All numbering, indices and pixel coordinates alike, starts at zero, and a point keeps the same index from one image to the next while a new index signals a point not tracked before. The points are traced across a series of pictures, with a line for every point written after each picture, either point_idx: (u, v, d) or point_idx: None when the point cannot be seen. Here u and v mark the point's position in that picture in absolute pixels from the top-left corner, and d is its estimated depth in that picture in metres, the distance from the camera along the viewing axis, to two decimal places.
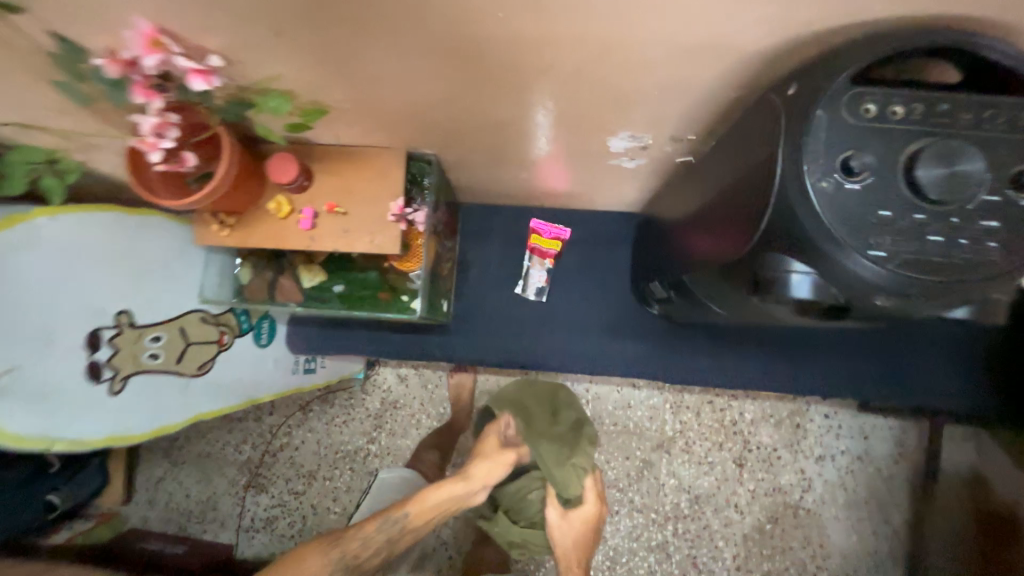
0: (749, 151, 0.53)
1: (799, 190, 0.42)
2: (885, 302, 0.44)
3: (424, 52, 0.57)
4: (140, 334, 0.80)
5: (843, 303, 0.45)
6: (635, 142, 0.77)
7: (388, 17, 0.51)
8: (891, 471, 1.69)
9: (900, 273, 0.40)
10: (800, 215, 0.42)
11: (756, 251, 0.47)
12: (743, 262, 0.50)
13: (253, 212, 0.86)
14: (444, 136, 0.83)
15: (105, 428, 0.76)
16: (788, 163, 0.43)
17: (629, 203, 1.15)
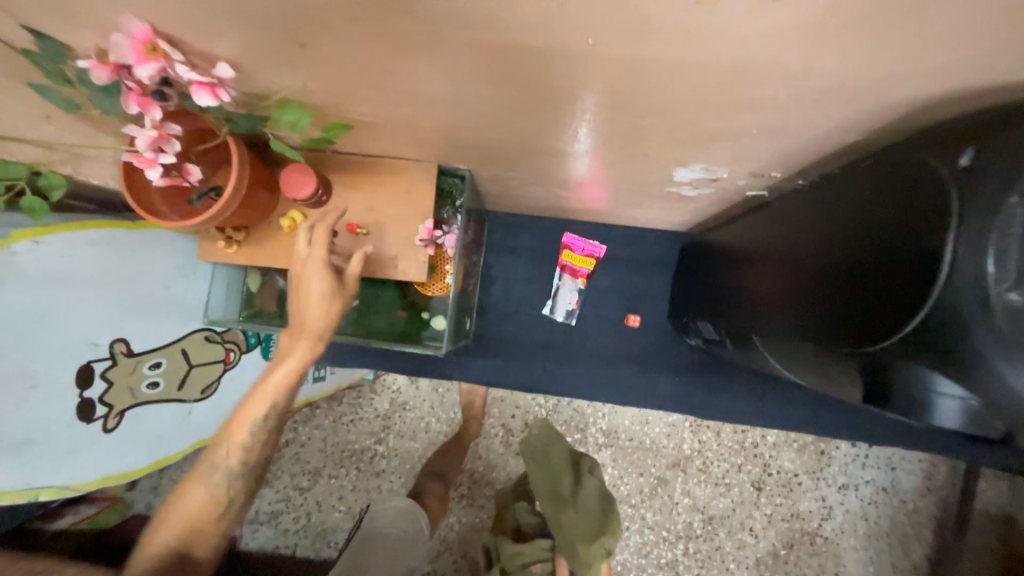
0: (872, 225, 0.44)
1: (974, 301, 0.34)
2: None
3: (480, 69, 0.47)
4: (136, 364, 0.73)
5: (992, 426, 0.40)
6: (707, 174, 0.68)
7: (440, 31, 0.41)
8: (916, 505, 1.61)
9: None
10: (972, 326, 0.35)
11: (915, 372, 0.38)
12: (878, 375, 0.41)
13: (264, 226, 0.76)
14: (483, 151, 0.73)
15: (99, 468, 0.73)
16: (963, 260, 0.35)
17: (675, 223, 1.04)
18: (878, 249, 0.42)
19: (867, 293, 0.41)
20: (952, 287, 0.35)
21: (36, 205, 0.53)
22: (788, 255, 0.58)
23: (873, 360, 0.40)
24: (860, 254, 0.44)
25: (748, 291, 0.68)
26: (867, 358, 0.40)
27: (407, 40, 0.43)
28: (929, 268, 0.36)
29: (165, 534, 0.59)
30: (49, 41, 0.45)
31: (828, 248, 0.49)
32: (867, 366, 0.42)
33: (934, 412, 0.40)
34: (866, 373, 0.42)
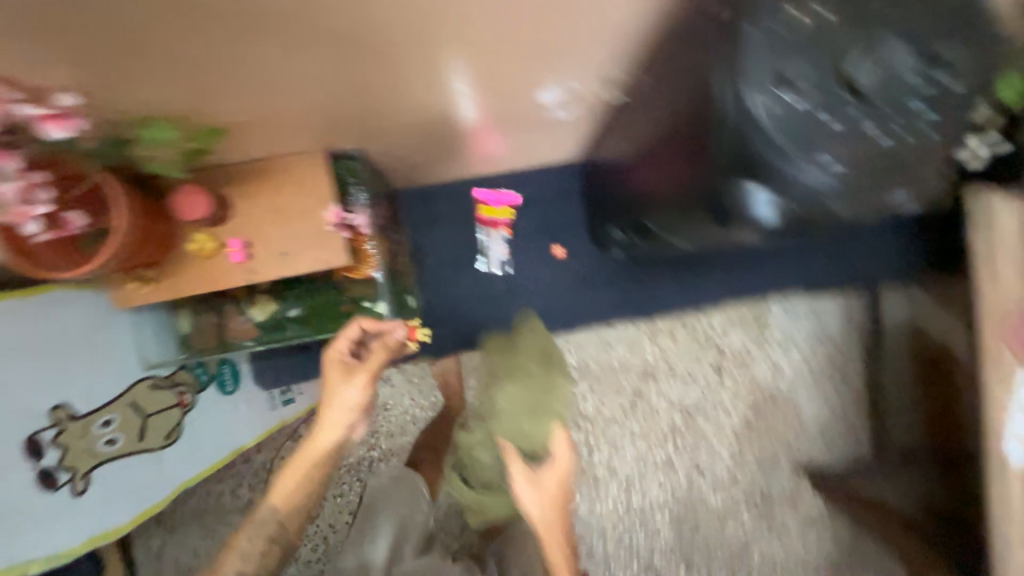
0: (683, 91, 0.55)
1: (742, 116, 0.46)
2: (836, 196, 0.50)
3: None
4: (85, 426, 0.85)
5: (802, 208, 0.51)
6: (566, 91, 0.75)
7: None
8: (851, 345, 1.77)
9: (838, 163, 0.48)
10: (748, 129, 0.46)
11: (726, 177, 0.49)
12: (709, 190, 0.52)
13: (176, 257, 0.76)
14: (366, 124, 0.77)
15: (86, 529, 0.85)
16: (726, 88, 0.46)
17: (569, 152, 1.13)
18: (691, 107, 0.52)
19: (696, 142, 0.52)
20: (734, 109, 0.47)
21: None
22: (648, 140, 0.67)
23: (713, 186, 0.51)
24: (684, 117, 0.55)
25: (638, 181, 0.75)
26: (708, 188, 0.51)
27: None
28: (721, 101, 0.47)
29: (260, 524, 0.77)
30: None
31: (667, 124, 0.60)
32: (708, 197, 0.53)
33: (760, 206, 0.50)
34: (715, 207, 0.53)
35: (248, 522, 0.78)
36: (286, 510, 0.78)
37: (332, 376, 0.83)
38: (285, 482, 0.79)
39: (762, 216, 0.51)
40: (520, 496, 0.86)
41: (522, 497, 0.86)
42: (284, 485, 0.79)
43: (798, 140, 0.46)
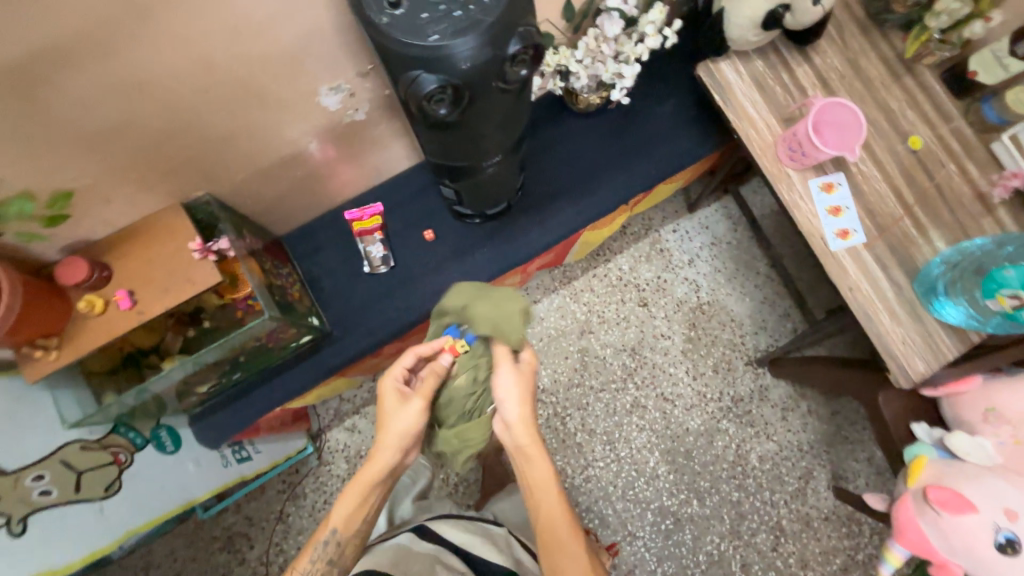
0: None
1: (376, 37, 0.65)
2: (472, 65, 0.65)
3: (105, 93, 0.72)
4: (18, 481, 1.02)
5: (458, 81, 0.66)
6: (341, 93, 0.97)
7: (47, 75, 0.67)
8: (736, 239, 2.08)
9: (454, 40, 0.63)
10: (384, 41, 0.64)
11: (397, 80, 0.67)
12: (402, 95, 0.70)
13: (73, 324, 0.91)
14: (201, 170, 0.96)
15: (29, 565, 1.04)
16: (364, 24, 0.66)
17: (405, 155, 1.35)
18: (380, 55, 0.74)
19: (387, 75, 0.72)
20: (373, 38, 0.66)
21: None
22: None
23: (402, 97, 0.71)
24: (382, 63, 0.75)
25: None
26: (400, 99, 0.71)
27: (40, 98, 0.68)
28: (369, 30, 0.65)
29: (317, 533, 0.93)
30: None
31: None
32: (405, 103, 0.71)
33: (421, 84, 0.65)
34: (414, 107, 0.70)
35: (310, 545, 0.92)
36: (345, 522, 0.93)
37: (390, 404, 0.95)
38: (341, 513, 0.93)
39: (436, 96, 0.66)
40: (501, 386, 0.91)
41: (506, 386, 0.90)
42: (345, 505, 0.93)
43: (416, 40, 0.63)
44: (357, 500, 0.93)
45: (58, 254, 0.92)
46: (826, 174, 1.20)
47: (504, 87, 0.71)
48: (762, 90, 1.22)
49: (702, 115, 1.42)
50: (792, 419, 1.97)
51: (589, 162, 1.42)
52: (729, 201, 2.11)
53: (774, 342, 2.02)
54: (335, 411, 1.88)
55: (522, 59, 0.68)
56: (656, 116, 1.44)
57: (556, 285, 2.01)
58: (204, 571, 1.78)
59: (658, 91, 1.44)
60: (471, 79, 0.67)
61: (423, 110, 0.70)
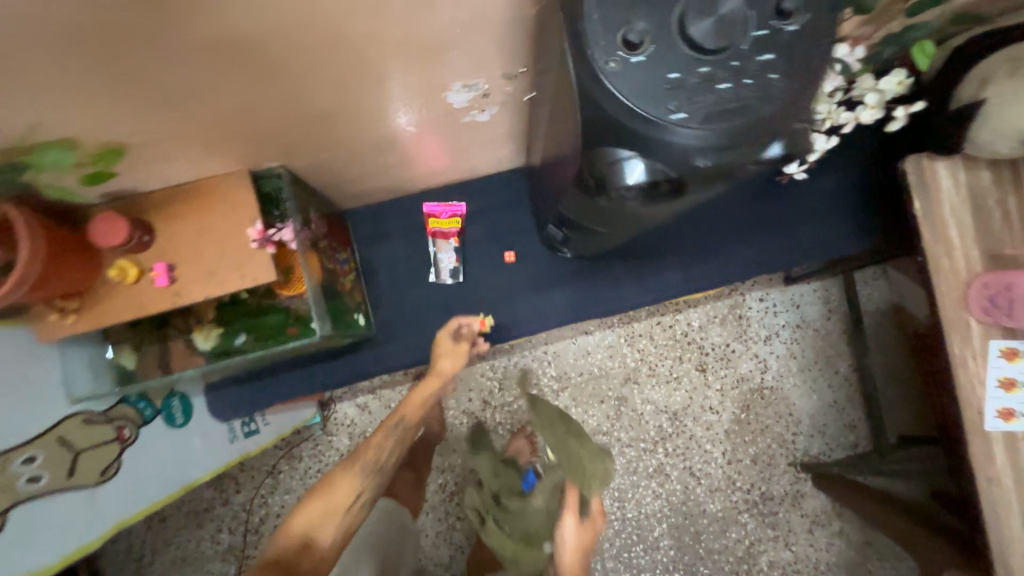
0: (557, 70, 0.53)
1: (585, 93, 0.43)
2: (709, 161, 0.44)
3: (187, 51, 0.52)
4: (5, 462, 0.74)
5: (677, 175, 0.46)
6: (474, 93, 0.76)
7: (125, 21, 0.46)
8: (825, 329, 1.83)
9: (703, 127, 0.42)
10: (598, 105, 0.43)
11: (588, 147, 0.47)
12: (582, 164, 0.50)
13: (97, 289, 0.76)
14: (283, 142, 0.77)
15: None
16: (570, 53, 0.44)
17: (509, 158, 1.13)
18: (562, 94, 0.52)
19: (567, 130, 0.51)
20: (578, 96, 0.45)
21: None
22: (553, 128, 0.66)
23: (584, 168, 0.50)
24: (561, 100, 0.54)
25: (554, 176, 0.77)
26: (580, 170, 0.51)
27: (99, 43, 0.48)
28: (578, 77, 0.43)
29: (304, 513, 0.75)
30: None
31: (557, 112, 0.60)
32: (582, 174, 0.51)
33: (622, 174, 0.47)
34: (599, 184, 0.50)
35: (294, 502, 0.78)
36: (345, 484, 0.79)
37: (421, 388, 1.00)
38: (341, 492, 0.78)
39: (635, 180, 0.48)
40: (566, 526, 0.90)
41: (567, 534, 0.89)
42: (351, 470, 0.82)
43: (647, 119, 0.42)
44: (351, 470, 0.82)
45: (96, 201, 0.75)
46: (1016, 339, 0.95)
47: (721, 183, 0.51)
48: (978, 213, 0.95)
49: (866, 206, 1.17)
50: (818, 534, 1.80)
51: (717, 222, 1.19)
52: (833, 284, 1.84)
53: (828, 451, 1.81)
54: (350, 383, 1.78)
55: (773, 160, 0.48)
56: (811, 192, 1.19)
57: (614, 322, 1.81)
58: (188, 499, 1.76)
59: (826, 161, 1.18)
60: (695, 175, 0.46)
61: (608, 189, 0.50)
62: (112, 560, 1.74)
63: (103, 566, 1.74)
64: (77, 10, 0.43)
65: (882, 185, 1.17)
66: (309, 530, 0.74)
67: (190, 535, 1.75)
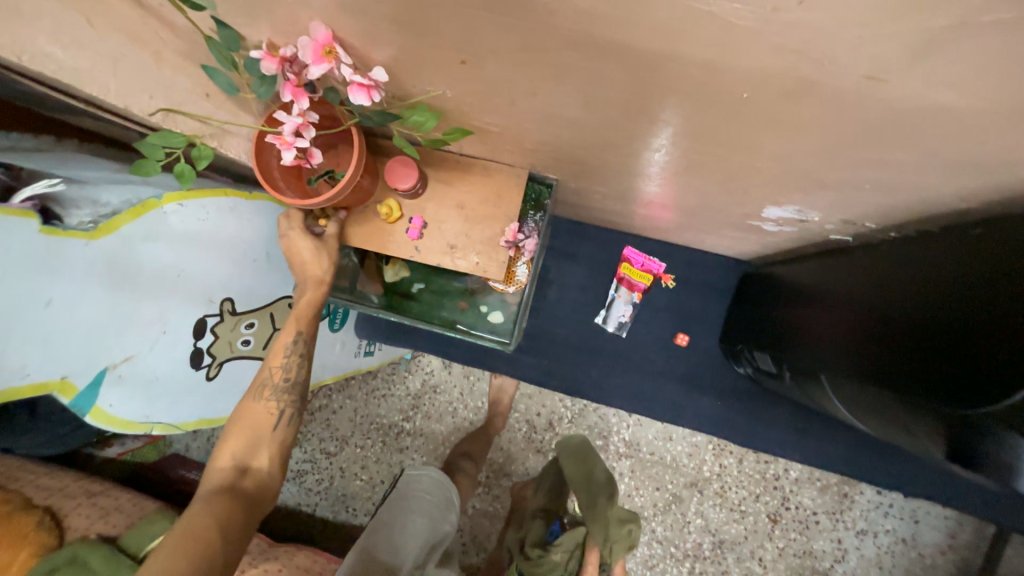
0: (957, 297, 0.49)
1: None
2: None
3: (615, 104, 0.51)
4: (238, 322, 0.76)
5: None
6: (797, 215, 0.70)
7: (601, 77, 0.46)
8: (934, 561, 1.60)
9: None
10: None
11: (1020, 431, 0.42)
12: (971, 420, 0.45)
13: (360, 212, 0.81)
14: (580, 166, 0.77)
15: (197, 412, 0.75)
16: None
17: (738, 251, 1.05)
18: (963, 322, 0.47)
19: (963, 366, 0.45)
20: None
21: (183, 172, 0.59)
22: (852, 304, 0.63)
23: (964, 416, 0.45)
24: (944, 318, 0.49)
25: (818, 327, 0.70)
26: (953, 413, 0.46)
27: (558, 76, 0.48)
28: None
29: (228, 446, 0.70)
30: (231, 29, 0.49)
31: (902, 309, 0.55)
32: (948, 413, 0.46)
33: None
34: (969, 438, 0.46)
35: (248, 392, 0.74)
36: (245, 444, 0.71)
37: (298, 241, 0.75)
38: (263, 410, 0.73)
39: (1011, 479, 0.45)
40: None
41: None
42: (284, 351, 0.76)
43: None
44: (267, 432, 0.72)
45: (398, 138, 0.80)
46: None
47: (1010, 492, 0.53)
48: None
49: None
50: None
51: None
52: (969, 523, 1.59)
53: None
54: None
55: None
56: None
57: None
58: None
59: None
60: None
61: (972, 450, 0.46)
62: None
63: None
64: (578, 59, 0.43)
65: None
66: (241, 459, 0.70)
67: None
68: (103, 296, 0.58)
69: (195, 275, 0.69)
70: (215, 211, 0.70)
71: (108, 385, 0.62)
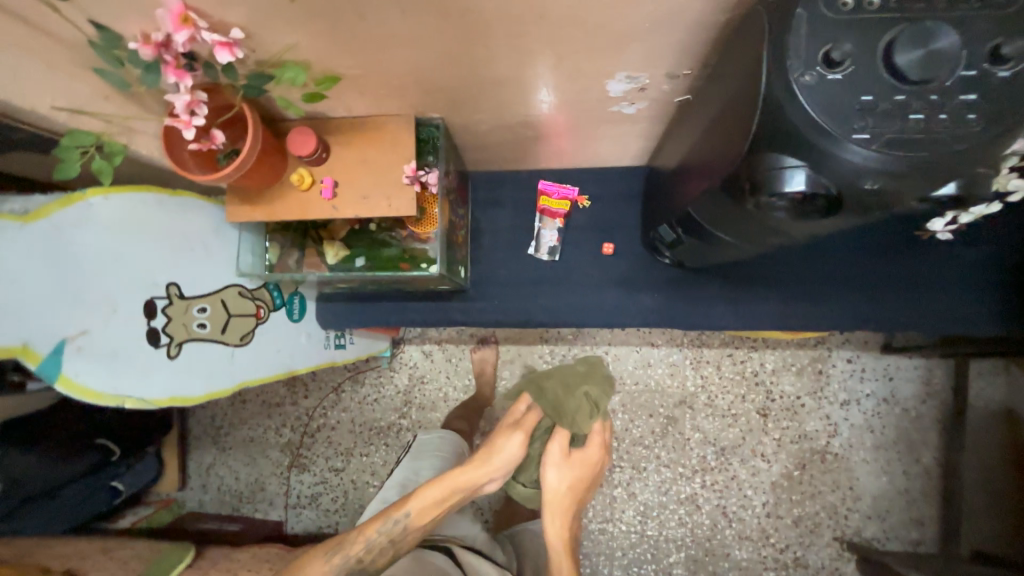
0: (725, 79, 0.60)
1: (795, 110, 0.45)
2: (874, 185, 0.47)
3: (430, 8, 0.61)
4: (187, 305, 0.88)
5: (833, 191, 0.48)
6: (634, 84, 0.80)
7: None
8: (917, 411, 1.68)
9: (878, 151, 0.44)
10: (797, 126, 0.46)
11: (752, 151, 0.49)
12: (736, 167, 0.53)
13: (277, 187, 0.91)
14: (453, 97, 0.87)
15: (168, 389, 0.83)
16: (771, 68, 0.46)
17: (633, 155, 1.16)
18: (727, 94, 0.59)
19: (739, 133, 0.53)
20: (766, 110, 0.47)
21: (102, 167, 0.69)
22: (699, 136, 0.73)
23: (747, 170, 0.51)
24: (741, 99, 0.53)
25: (689, 184, 0.79)
26: (743, 172, 0.52)
27: None
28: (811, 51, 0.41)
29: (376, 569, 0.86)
30: (108, 30, 0.60)
31: (711, 114, 0.66)
32: (741, 172, 0.52)
33: (781, 183, 0.49)
34: (757, 189, 0.50)
35: (412, 496, 0.87)
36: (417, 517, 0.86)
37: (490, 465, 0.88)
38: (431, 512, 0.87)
39: (789, 195, 0.50)
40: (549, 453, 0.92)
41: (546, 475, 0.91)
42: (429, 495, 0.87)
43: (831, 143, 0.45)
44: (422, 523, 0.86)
45: (293, 116, 0.90)
46: None
47: (877, 213, 0.54)
48: None
49: (999, 290, 1.10)
50: None
51: (827, 268, 1.16)
52: (939, 366, 1.68)
53: (882, 537, 1.68)
54: (421, 332, 1.91)
55: (937, 200, 0.50)
56: (940, 265, 1.12)
57: (683, 342, 1.79)
58: (266, 392, 1.99)
59: (970, 235, 1.10)
60: (856, 197, 0.49)
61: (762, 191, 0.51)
62: (197, 422, 2.01)
63: (191, 425, 2.01)
64: None
65: None
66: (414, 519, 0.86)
67: (259, 422, 1.98)
68: (48, 274, 0.68)
69: (137, 261, 0.79)
70: (142, 204, 0.81)
71: (69, 355, 0.70)
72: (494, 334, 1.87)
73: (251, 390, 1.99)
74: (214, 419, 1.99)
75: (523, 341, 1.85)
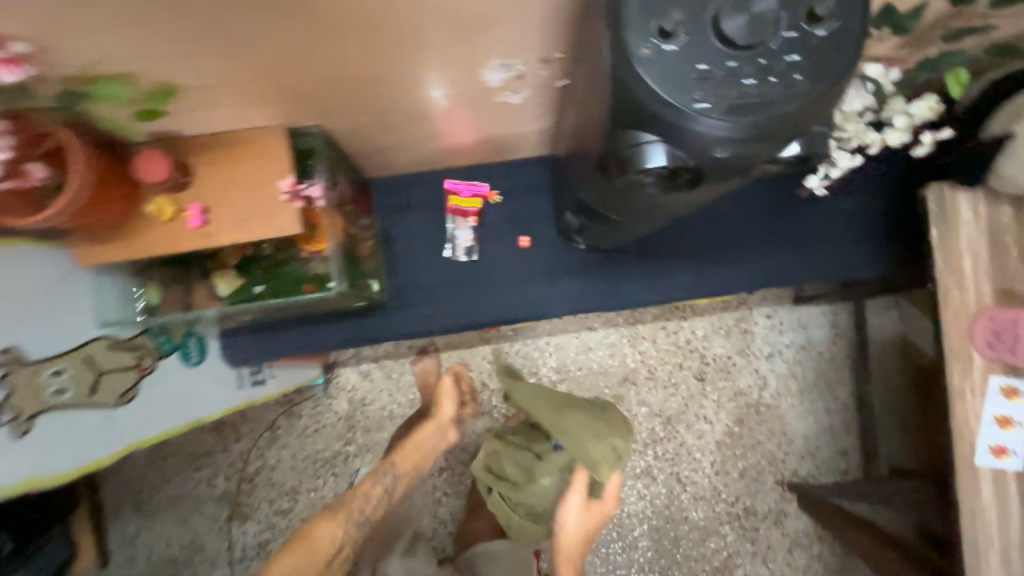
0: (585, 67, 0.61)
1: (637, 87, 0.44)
2: (726, 153, 0.47)
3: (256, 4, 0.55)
4: (36, 372, 0.80)
5: (692, 164, 0.49)
6: (511, 72, 0.78)
7: None
8: (830, 353, 1.82)
9: (724, 119, 0.44)
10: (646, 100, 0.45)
11: (612, 129, 0.50)
12: (605, 145, 0.52)
13: (134, 221, 0.80)
14: (323, 101, 0.80)
15: (22, 471, 0.79)
16: (611, 45, 0.45)
17: (535, 145, 1.15)
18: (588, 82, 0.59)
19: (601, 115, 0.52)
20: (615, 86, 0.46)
21: None
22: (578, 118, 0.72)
23: (620, 147, 0.50)
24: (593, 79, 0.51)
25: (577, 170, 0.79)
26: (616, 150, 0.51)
27: None
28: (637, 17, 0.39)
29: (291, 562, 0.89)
30: None
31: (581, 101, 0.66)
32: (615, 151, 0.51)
33: (646, 161, 0.49)
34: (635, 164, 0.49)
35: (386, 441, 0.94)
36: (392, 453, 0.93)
37: None
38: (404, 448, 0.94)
39: (654, 170, 0.50)
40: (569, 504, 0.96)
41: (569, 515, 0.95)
42: None
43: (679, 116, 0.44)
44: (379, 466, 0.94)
45: (140, 138, 0.79)
46: (1016, 376, 0.95)
47: (740, 179, 0.54)
48: (994, 247, 0.95)
49: (876, 234, 1.20)
50: (797, 555, 1.81)
51: (730, 234, 1.22)
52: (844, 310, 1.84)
53: (817, 473, 1.82)
54: (354, 351, 1.80)
55: (788, 160, 0.52)
56: (826, 218, 1.21)
57: (619, 321, 1.83)
58: (189, 444, 1.80)
59: (846, 188, 1.19)
60: (715, 167, 0.50)
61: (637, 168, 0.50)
62: (110, 491, 1.78)
63: (103, 496, 1.78)
64: None
65: (896, 213, 1.20)
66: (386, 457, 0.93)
67: (185, 478, 1.79)
68: None
69: None
70: None
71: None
72: (433, 342, 1.81)
73: (171, 445, 1.80)
74: (131, 484, 1.78)
75: (463, 345, 1.81)
